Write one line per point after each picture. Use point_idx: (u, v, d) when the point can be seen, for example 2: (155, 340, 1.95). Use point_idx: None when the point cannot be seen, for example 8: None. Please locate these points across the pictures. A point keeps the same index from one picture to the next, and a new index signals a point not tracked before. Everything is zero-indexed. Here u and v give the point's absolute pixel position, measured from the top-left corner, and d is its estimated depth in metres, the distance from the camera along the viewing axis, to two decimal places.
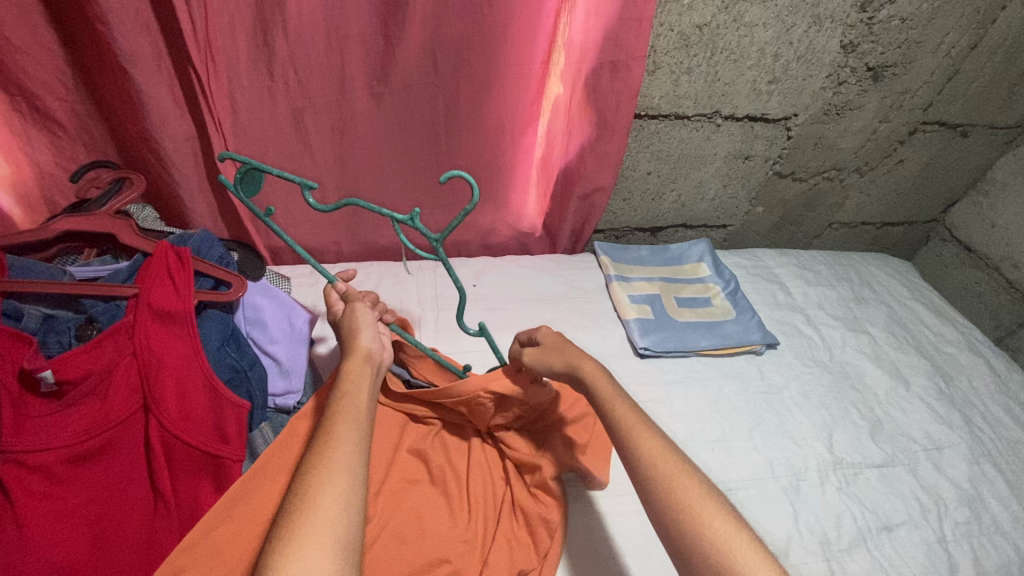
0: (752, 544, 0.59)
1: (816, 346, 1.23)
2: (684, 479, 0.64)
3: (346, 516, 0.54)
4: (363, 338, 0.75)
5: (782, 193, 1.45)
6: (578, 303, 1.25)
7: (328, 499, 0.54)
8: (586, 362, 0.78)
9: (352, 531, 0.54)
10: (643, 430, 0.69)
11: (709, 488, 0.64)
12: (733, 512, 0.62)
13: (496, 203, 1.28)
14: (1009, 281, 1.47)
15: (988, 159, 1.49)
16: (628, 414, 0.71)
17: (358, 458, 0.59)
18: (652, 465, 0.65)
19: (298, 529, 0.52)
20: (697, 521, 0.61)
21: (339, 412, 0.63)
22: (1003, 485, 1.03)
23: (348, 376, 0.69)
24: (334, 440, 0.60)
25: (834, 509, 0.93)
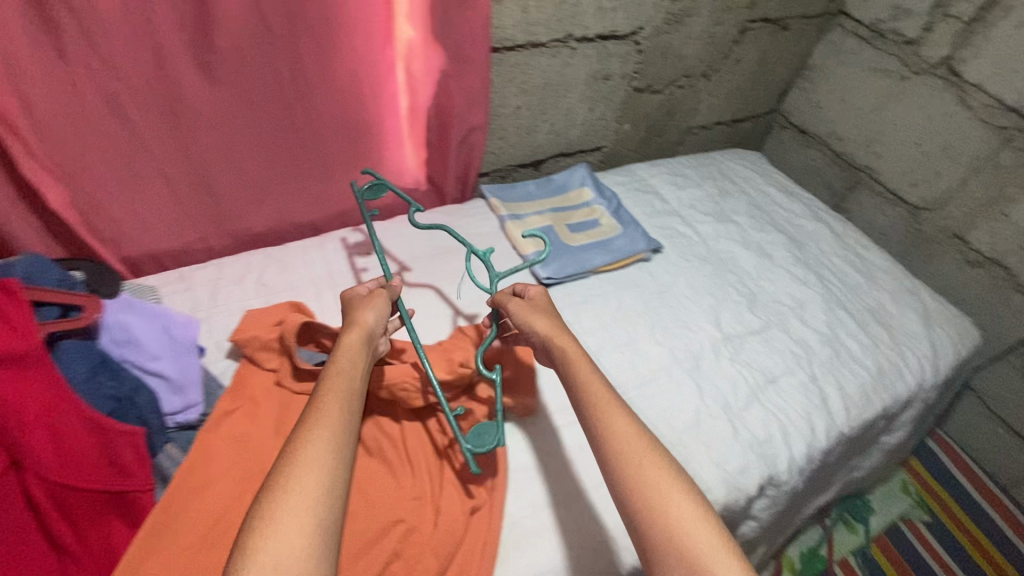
0: (712, 525, 0.62)
1: (693, 243, 1.36)
2: (655, 467, 0.66)
3: (323, 491, 0.55)
4: (360, 322, 0.77)
5: (644, 107, 1.52)
6: (477, 248, 1.25)
7: (308, 484, 0.55)
8: (567, 341, 0.80)
9: (331, 511, 0.55)
10: (618, 414, 0.70)
11: (677, 474, 0.66)
12: (701, 500, 0.64)
13: (372, 164, 1.22)
14: (836, 153, 1.70)
15: (806, 47, 1.66)
16: (606, 396, 0.72)
17: (340, 442, 0.60)
18: (620, 451, 0.67)
19: (278, 505, 0.53)
20: (660, 508, 0.63)
21: (324, 400, 0.63)
22: (852, 322, 1.22)
23: (338, 360, 0.70)
24: (316, 429, 0.60)
25: (729, 377, 1.07)
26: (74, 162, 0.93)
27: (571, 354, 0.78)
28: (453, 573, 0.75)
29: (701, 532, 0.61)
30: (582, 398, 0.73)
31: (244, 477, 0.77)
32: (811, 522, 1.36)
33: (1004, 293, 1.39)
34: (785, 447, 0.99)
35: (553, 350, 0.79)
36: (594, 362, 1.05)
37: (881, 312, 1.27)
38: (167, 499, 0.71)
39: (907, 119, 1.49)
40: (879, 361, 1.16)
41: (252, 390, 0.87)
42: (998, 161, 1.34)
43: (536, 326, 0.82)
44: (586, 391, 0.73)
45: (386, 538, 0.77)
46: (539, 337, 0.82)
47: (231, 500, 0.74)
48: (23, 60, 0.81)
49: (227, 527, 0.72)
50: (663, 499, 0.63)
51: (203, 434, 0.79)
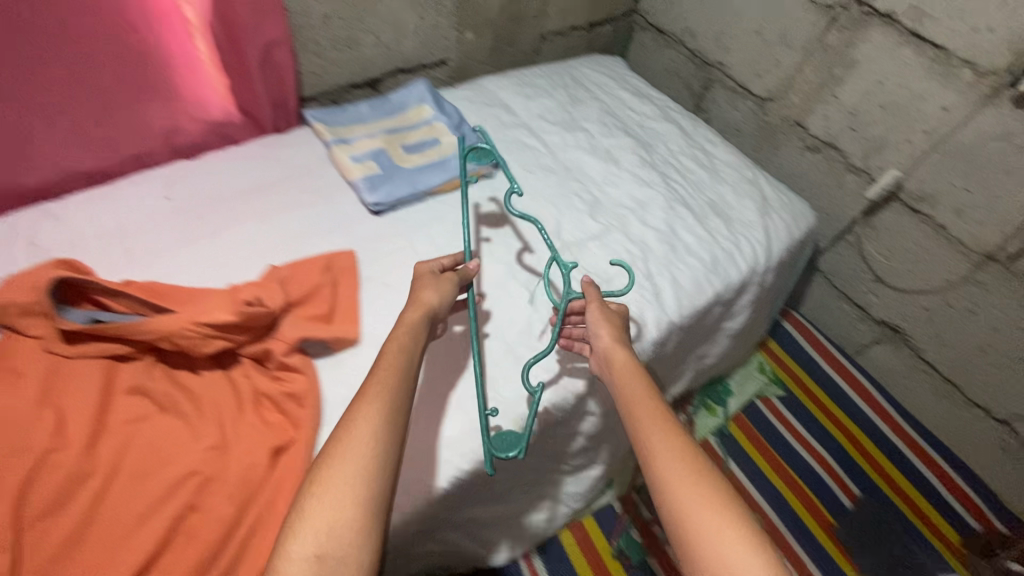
0: (732, 521, 0.61)
1: (541, 154, 1.31)
2: (677, 454, 0.67)
3: (353, 496, 0.59)
4: (425, 303, 0.81)
5: (482, 12, 1.42)
6: (300, 181, 1.15)
7: (350, 471, 0.61)
8: (622, 356, 0.82)
9: (373, 495, 0.61)
10: (658, 418, 0.73)
11: (700, 466, 0.66)
12: (726, 492, 0.64)
13: (162, 96, 1.07)
14: (692, 51, 1.67)
15: None
16: (642, 393, 0.76)
17: (379, 432, 0.64)
18: (651, 439, 0.70)
19: (315, 501, 0.59)
20: (702, 523, 0.61)
21: (371, 390, 0.68)
22: (691, 218, 1.24)
23: (389, 349, 0.74)
24: (363, 417, 0.65)
25: (565, 284, 1.06)
26: None
27: (625, 366, 0.81)
28: (250, 516, 0.73)
29: (713, 527, 0.61)
30: (633, 405, 0.75)
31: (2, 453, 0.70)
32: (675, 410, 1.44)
33: (839, 175, 1.44)
34: None
35: (613, 364, 0.82)
36: None
37: (721, 205, 1.30)
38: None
39: (747, 8, 1.47)
40: (714, 251, 1.19)
41: (14, 358, 0.78)
42: (826, 42, 1.34)
43: (600, 339, 0.85)
44: (631, 391, 0.77)
45: (179, 493, 0.72)
46: (601, 347, 0.84)
47: None
48: None
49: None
50: (687, 488, 0.64)
51: None
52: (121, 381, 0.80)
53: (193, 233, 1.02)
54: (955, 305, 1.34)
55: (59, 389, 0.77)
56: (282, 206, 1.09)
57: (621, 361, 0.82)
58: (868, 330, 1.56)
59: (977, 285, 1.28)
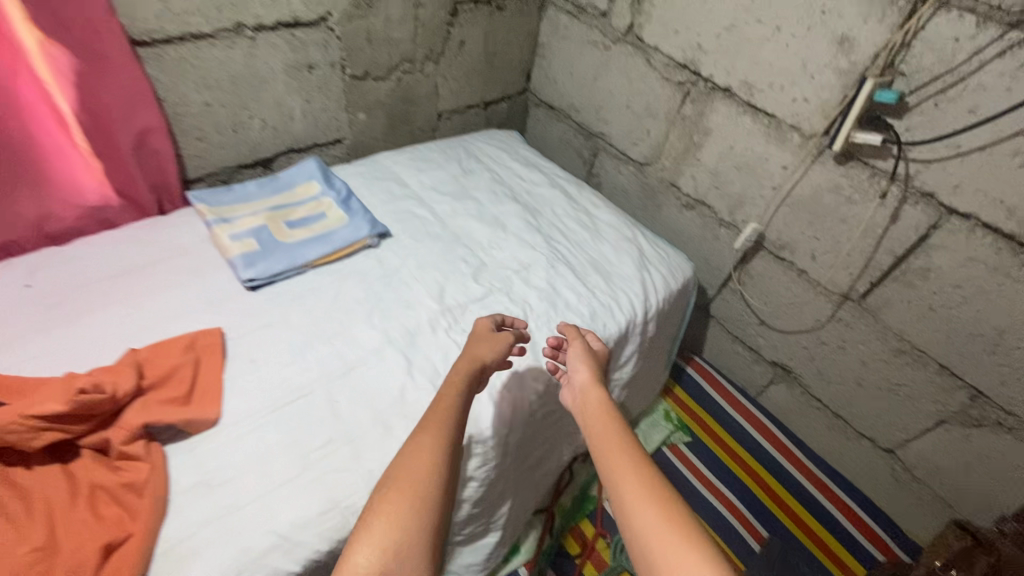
0: (683, 544, 0.65)
1: (429, 223, 1.37)
2: (614, 441, 0.79)
3: (411, 535, 0.67)
4: (485, 340, 0.94)
5: (372, 95, 1.51)
6: (174, 261, 1.13)
7: (417, 478, 0.72)
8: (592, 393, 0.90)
9: (424, 518, 0.70)
10: (621, 456, 0.77)
11: (667, 511, 0.69)
12: (683, 518, 0.68)
13: (28, 182, 1.06)
14: (578, 123, 1.82)
15: (532, 26, 1.76)
16: (602, 419, 0.84)
17: (435, 460, 0.74)
18: (619, 468, 0.75)
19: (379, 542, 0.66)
20: (626, 504, 0.71)
21: (436, 419, 0.79)
22: (571, 275, 1.30)
23: (446, 383, 0.85)
24: (428, 436, 0.77)
25: (442, 347, 1.08)
26: None
27: (594, 407, 0.87)
28: None
29: (671, 549, 0.65)
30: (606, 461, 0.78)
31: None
32: (582, 465, 1.42)
33: (713, 229, 1.56)
34: (490, 403, 1.01)
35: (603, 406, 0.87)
36: (294, 359, 1.00)
37: (602, 262, 1.37)
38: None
39: (617, 86, 1.63)
40: (592, 307, 1.24)
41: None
42: (684, 113, 1.50)
43: (580, 376, 0.94)
44: (614, 421, 0.83)
45: None
46: (576, 382, 0.94)
47: None
48: None
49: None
50: (639, 501, 0.71)
51: None
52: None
53: (51, 321, 0.98)
54: (827, 342, 1.43)
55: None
56: (157, 288, 1.07)
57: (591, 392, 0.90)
58: (762, 371, 1.64)
59: (840, 321, 1.39)
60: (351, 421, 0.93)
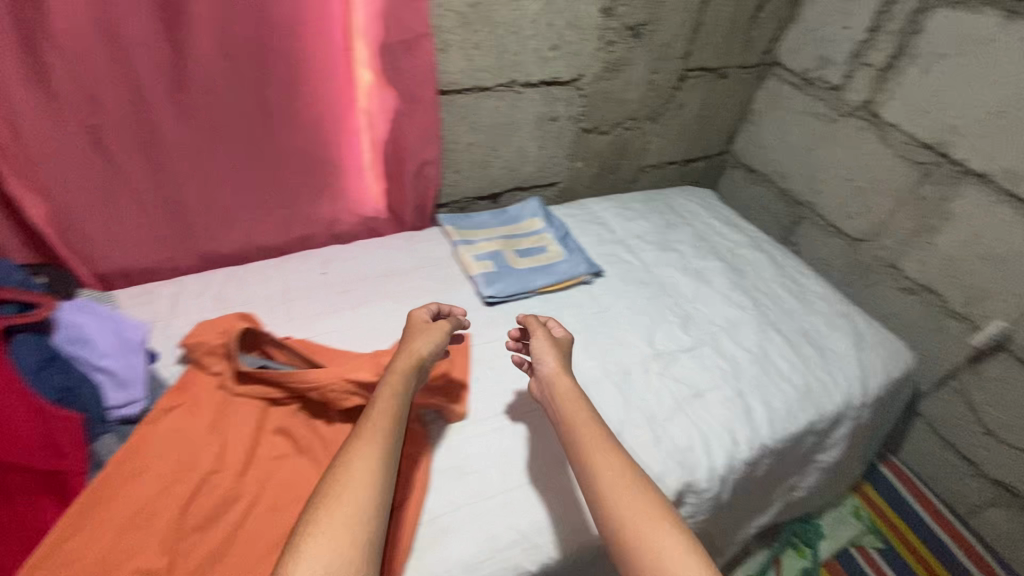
0: (665, 526, 0.75)
1: (636, 268, 1.42)
2: (606, 441, 0.86)
3: (354, 522, 0.70)
4: (414, 346, 0.94)
5: (594, 146, 1.63)
6: (426, 272, 1.32)
7: (355, 493, 0.72)
8: (563, 382, 0.94)
9: (365, 533, 0.70)
10: (608, 446, 0.85)
11: (652, 497, 0.79)
12: (662, 500, 0.79)
13: (333, 192, 1.35)
14: (782, 189, 1.79)
15: (748, 94, 1.80)
16: (591, 416, 0.90)
17: (374, 476, 0.75)
18: (602, 458, 0.83)
19: (322, 520, 0.69)
20: (608, 499, 0.79)
21: (365, 434, 0.79)
22: (782, 342, 1.28)
23: (379, 401, 0.85)
24: (365, 457, 0.76)
25: (657, 390, 1.11)
26: (55, 185, 1.06)
27: (567, 393, 0.93)
28: None
29: (650, 527, 0.75)
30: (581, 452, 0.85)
31: (174, 467, 0.83)
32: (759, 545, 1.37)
33: (939, 319, 1.44)
34: (706, 456, 1.02)
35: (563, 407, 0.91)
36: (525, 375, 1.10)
37: (813, 334, 1.33)
38: (99, 481, 0.78)
39: (838, 158, 1.60)
40: (807, 378, 1.21)
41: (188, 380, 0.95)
42: (920, 193, 1.42)
43: (545, 366, 0.96)
44: (575, 426, 0.88)
45: None
46: (544, 373, 0.96)
47: (159, 489, 0.80)
48: (14, 93, 0.97)
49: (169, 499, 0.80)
50: (625, 493, 0.79)
51: (145, 426, 0.86)
52: (270, 421, 0.94)
53: (338, 305, 1.20)
54: None
55: (224, 416, 0.92)
56: (413, 292, 1.26)
57: (557, 386, 0.94)
58: (980, 489, 1.43)
59: None
60: None
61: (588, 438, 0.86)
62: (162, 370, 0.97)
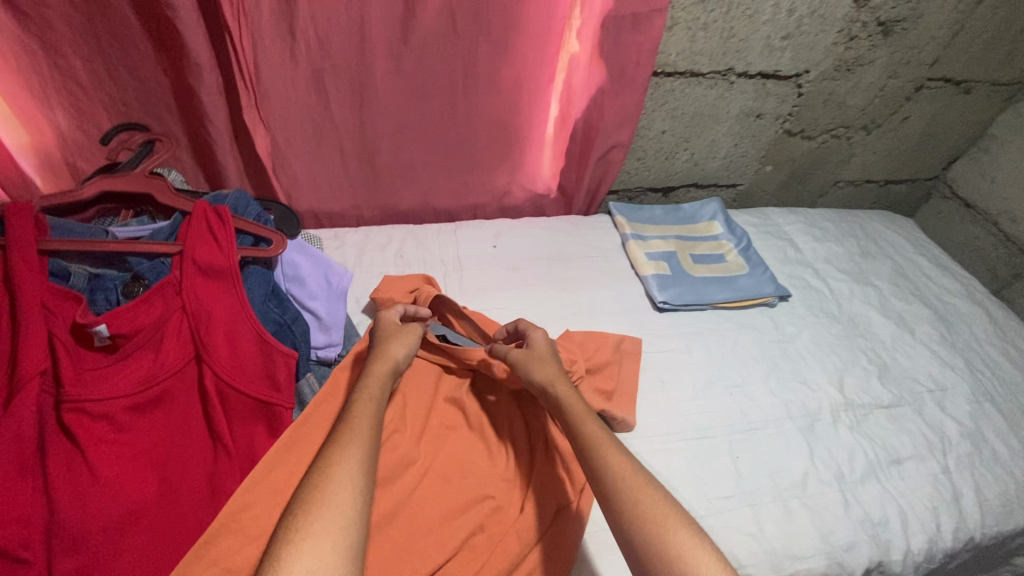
0: (689, 531, 0.63)
1: (825, 298, 1.26)
2: (597, 438, 0.74)
3: (341, 525, 0.58)
4: (389, 352, 0.83)
5: (791, 151, 1.46)
6: (595, 262, 1.26)
7: (334, 493, 0.60)
8: (549, 372, 0.85)
9: (353, 536, 0.58)
10: (612, 448, 0.72)
11: (671, 502, 0.66)
12: (674, 502, 0.67)
13: (513, 163, 1.31)
14: (1007, 236, 1.51)
15: (990, 115, 1.51)
16: (573, 412, 0.79)
17: (359, 475, 0.63)
18: (605, 458, 0.71)
19: (308, 519, 0.58)
20: (626, 498, 0.67)
21: (351, 432, 0.68)
22: (1002, 421, 1.09)
23: (362, 398, 0.74)
24: (344, 458, 0.64)
25: (847, 446, 0.98)
26: (278, 122, 1.11)
27: (565, 400, 0.81)
28: (534, 559, 0.77)
29: (655, 521, 0.64)
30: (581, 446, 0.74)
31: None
32: None
33: None
34: (902, 536, 0.89)
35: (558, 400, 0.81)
36: (698, 395, 1.02)
37: None
38: (301, 419, 0.80)
39: None
40: None
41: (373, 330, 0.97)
42: None
43: (536, 372, 0.86)
44: (570, 421, 0.78)
45: (473, 509, 0.81)
46: (535, 384, 0.85)
47: None
48: (263, 32, 1.00)
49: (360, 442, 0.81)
50: (626, 484, 0.68)
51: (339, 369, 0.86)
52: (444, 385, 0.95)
53: (507, 281, 1.18)
54: None
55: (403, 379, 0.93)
56: (582, 281, 1.21)
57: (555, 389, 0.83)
58: None
59: None
60: (751, 485, 0.91)
61: (595, 443, 0.74)
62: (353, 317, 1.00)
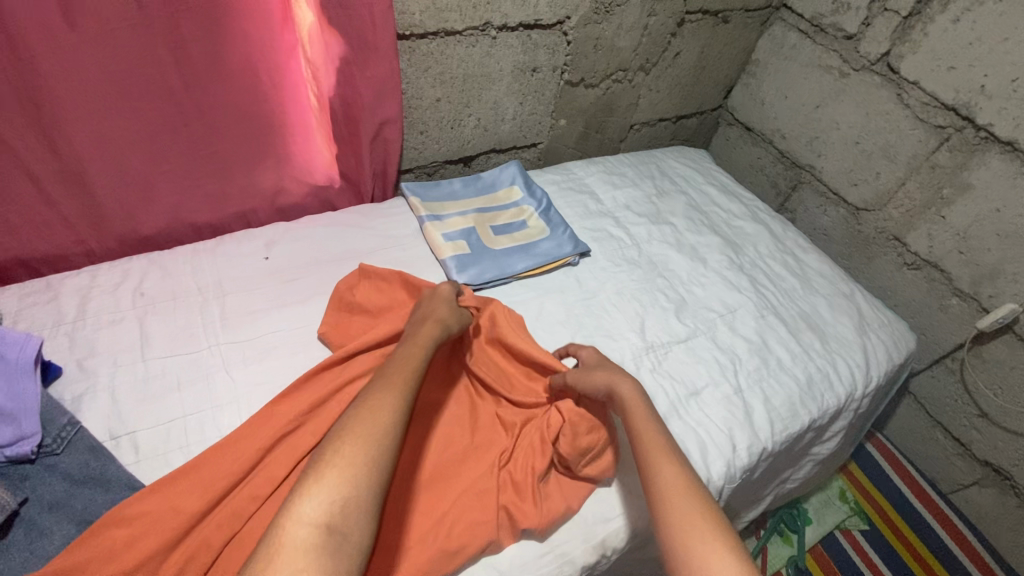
0: (711, 531, 0.65)
1: (625, 245, 1.27)
2: (667, 450, 0.75)
3: (372, 463, 0.63)
4: (435, 319, 0.88)
5: (579, 101, 1.43)
6: (390, 253, 1.15)
7: (376, 430, 0.65)
8: (625, 382, 0.84)
9: (382, 473, 0.63)
10: (667, 455, 0.74)
11: (715, 514, 0.67)
12: (716, 510, 0.68)
13: (274, 159, 1.13)
14: (780, 151, 1.64)
15: (750, 41, 1.61)
16: (644, 415, 0.80)
17: (397, 422, 0.68)
18: (655, 463, 0.73)
19: (339, 452, 0.62)
20: (676, 506, 0.68)
21: (397, 381, 0.73)
22: (784, 329, 1.17)
23: (417, 347, 0.80)
24: (385, 408, 0.68)
25: (650, 391, 1.00)
26: None
27: (630, 400, 0.81)
28: None
29: (701, 535, 0.65)
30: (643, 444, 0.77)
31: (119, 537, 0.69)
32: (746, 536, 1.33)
33: (942, 297, 1.36)
34: (703, 467, 0.93)
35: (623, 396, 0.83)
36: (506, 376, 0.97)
37: (816, 317, 1.23)
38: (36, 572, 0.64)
39: (848, 118, 1.44)
40: (809, 370, 1.12)
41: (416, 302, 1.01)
42: (935, 161, 1.31)
43: (597, 374, 0.86)
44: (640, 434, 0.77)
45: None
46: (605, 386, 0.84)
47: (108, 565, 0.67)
48: None
49: (81, 568, 0.66)
50: (678, 494, 0.69)
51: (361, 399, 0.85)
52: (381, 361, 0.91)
53: (284, 296, 1.03)
54: None
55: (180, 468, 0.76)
56: None
57: (619, 392, 0.83)
58: (966, 467, 1.42)
59: None
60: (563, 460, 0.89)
61: (646, 444, 0.76)
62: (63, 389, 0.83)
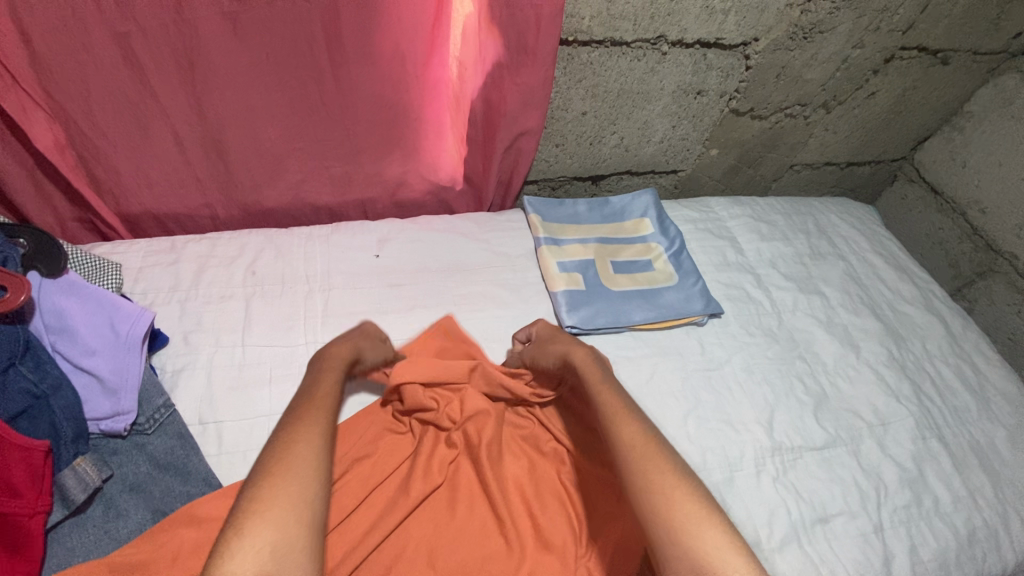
0: (712, 520, 0.59)
1: (763, 312, 1.09)
2: (626, 411, 0.71)
3: (305, 503, 0.55)
4: (350, 343, 0.79)
5: (740, 133, 1.24)
6: (499, 273, 1.06)
7: (298, 465, 0.57)
8: (579, 352, 0.83)
9: (313, 508, 0.55)
10: (626, 416, 0.71)
11: (689, 475, 0.63)
12: (688, 471, 0.64)
13: (403, 151, 1.06)
14: (974, 227, 1.35)
15: (967, 89, 1.32)
16: (598, 378, 0.78)
17: (322, 451, 0.60)
18: (618, 426, 0.69)
19: (264, 493, 0.54)
20: (652, 477, 0.63)
21: (311, 409, 0.65)
22: (947, 461, 0.96)
23: (323, 380, 0.71)
24: (305, 432, 0.61)
25: (768, 504, 0.85)
26: (75, 104, 0.85)
27: (582, 365, 0.81)
28: None
29: (681, 502, 0.60)
30: (601, 410, 0.73)
31: (186, 543, 0.66)
32: None
33: None
34: None
35: (576, 365, 0.81)
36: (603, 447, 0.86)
37: (989, 452, 1.00)
38: (104, 560, 0.63)
39: None
40: (972, 522, 0.91)
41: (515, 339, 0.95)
42: None
43: (553, 348, 0.84)
44: (597, 400, 0.75)
45: None
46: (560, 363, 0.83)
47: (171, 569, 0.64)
48: None
49: (139, 569, 0.63)
50: (656, 459, 0.64)
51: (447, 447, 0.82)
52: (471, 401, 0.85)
53: (386, 301, 0.97)
54: None
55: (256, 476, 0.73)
56: (480, 298, 1.01)
57: (572, 360, 0.82)
58: None
59: None
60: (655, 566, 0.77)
61: (607, 409, 0.73)
62: (165, 362, 0.83)
